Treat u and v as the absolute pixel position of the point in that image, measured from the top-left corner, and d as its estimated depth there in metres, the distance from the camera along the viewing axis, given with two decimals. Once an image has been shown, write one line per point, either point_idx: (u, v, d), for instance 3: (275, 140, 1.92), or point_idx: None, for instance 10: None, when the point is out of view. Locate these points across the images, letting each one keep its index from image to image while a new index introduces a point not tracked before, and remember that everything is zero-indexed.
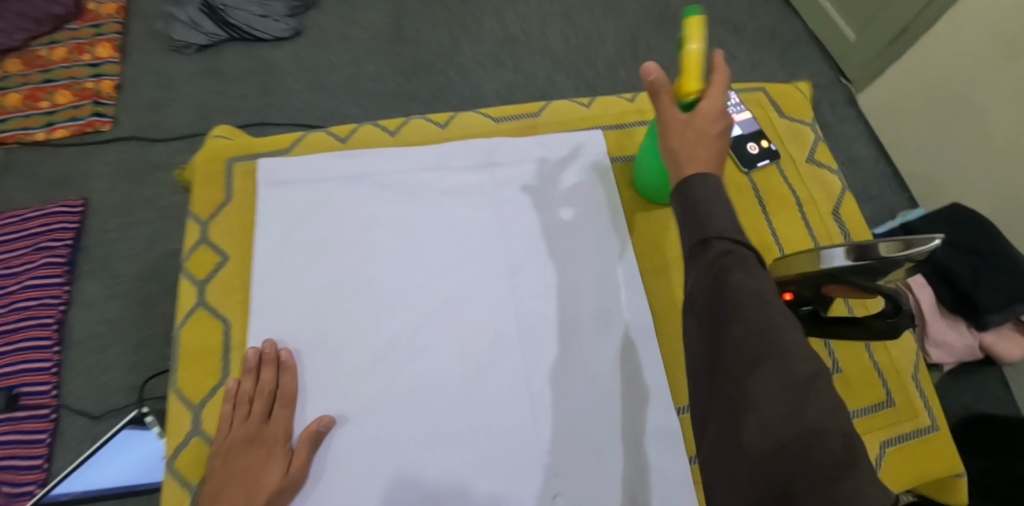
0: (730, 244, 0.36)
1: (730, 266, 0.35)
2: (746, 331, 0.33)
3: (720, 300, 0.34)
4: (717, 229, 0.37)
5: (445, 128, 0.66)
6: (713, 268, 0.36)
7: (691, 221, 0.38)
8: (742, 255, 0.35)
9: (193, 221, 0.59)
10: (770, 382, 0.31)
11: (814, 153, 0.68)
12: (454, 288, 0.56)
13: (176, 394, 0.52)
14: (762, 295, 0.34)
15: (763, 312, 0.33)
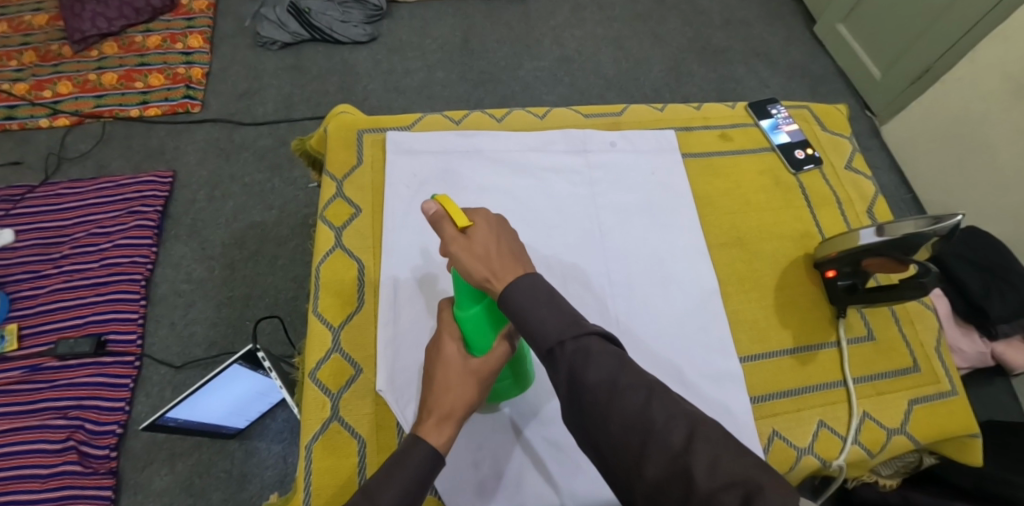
0: (573, 344, 0.41)
1: (582, 366, 0.40)
2: (626, 425, 0.38)
3: (586, 396, 0.40)
4: (564, 336, 0.41)
5: (544, 119, 0.77)
6: (570, 373, 0.41)
7: (529, 332, 0.43)
8: (588, 348, 0.41)
9: (329, 179, 0.70)
10: (654, 467, 0.37)
11: (852, 161, 0.79)
12: (551, 241, 0.67)
13: (318, 316, 0.62)
14: (612, 376, 0.40)
15: (619, 398, 0.39)
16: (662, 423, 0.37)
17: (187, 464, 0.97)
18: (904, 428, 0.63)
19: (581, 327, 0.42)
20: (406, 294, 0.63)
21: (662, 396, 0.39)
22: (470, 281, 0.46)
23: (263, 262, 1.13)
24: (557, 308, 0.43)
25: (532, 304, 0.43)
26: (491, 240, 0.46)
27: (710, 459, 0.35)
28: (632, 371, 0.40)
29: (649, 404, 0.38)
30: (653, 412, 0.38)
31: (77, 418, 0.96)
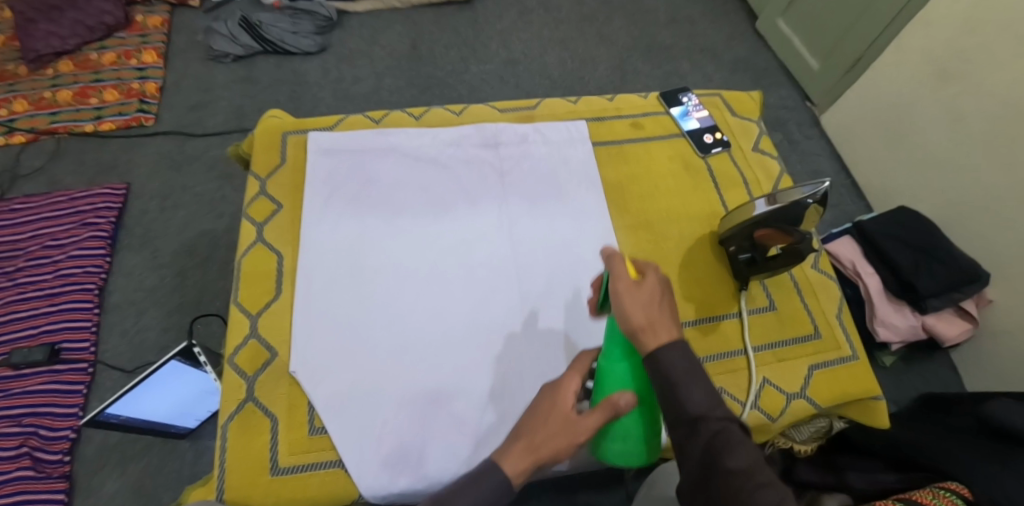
0: (716, 425, 0.45)
1: (721, 448, 0.44)
2: None
3: (719, 479, 0.43)
4: (710, 417, 0.46)
5: (460, 115, 0.81)
6: (706, 450, 0.44)
7: (675, 393, 0.47)
8: (731, 436, 0.45)
9: (253, 177, 0.73)
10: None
11: (760, 144, 0.83)
12: (464, 230, 0.71)
13: (238, 305, 0.65)
14: (748, 470, 0.43)
15: (752, 492, 0.41)
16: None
17: (137, 467, 0.99)
18: (803, 392, 0.66)
19: (722, 413, 0.46)
20: (321, 284, 0.66)
21: (792, 504, 0.41)
22: (623, 325, 0.50)
23: (215, 268, 1.16)
24: (706, 388, 0.47)
25: (688, 372, 0.47)
26: (658, 296, 0.51)
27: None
28: (766, 475, 0.43)
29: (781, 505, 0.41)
30: None
31: (30, 425, 0.99)
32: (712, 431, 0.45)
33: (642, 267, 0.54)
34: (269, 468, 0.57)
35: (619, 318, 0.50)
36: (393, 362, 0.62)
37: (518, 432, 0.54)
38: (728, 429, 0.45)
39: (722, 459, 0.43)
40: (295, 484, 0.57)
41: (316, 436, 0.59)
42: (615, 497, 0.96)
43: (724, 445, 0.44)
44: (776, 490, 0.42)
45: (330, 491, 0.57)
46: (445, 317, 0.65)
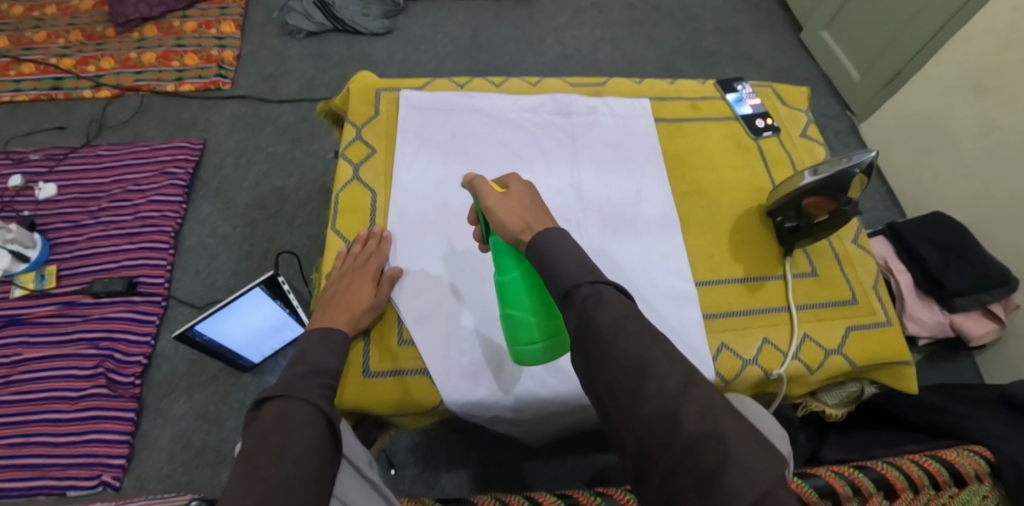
0: (588, 288, 0.48)
1: (594, 307, 0.46)
2: (626, 365, 0.43)
3: (594, 338, 0.45)
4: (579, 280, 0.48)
5: (535, 86, 0.89)
6: (582, 312, 0.47)
7: (554, 270, 0.50)
8: (598, 294, 0.47)
9: (350, 125, 0.82)
10: (650, 412, 0.41)
11: (807, 131, 0.90)
12: (538, 183, 0.79)
13: (336, 231, 0.73)
14: (618, 322, 0.45)
15: (631, 343, 0.44)
16: (658, 371, 0.42)
17: (203, 394, 1.08)
18: (841, 349, 0.72)
19: (595, 275, 0.49)
20: (413, 222, 0.74)
21: (661, 346, 0.44)
22: (508, 237, 0.55)
23: (282, 222, 1.25)
24: (577, 260, 0.50)
25: (562, 249, 0.51)
26: (524, 199, 0.57)
27: (701, 409, 0.40)
28: (639, 323, 0.46)
29: (650, 352, 0.43)
30: (652, 357, 0.43)
31: (107, 348, 1.08)
32: (583, 295, 0.47)
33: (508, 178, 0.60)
34: (362, 371, 0.64)
35: (494, 225, 0.57)
36: (472, 289, 0.70)
37: (335, 308, 0.64)
38: (599, 287, 0.48)
39: (599, 315, 0.46)
40: (384, 386, 0.64)
41: (404, 347, 0.66)
42: None
43: (599, 303, 0.47)
44: (647, 335, 0.45)
45: (415, 394, 0.64)
46: None
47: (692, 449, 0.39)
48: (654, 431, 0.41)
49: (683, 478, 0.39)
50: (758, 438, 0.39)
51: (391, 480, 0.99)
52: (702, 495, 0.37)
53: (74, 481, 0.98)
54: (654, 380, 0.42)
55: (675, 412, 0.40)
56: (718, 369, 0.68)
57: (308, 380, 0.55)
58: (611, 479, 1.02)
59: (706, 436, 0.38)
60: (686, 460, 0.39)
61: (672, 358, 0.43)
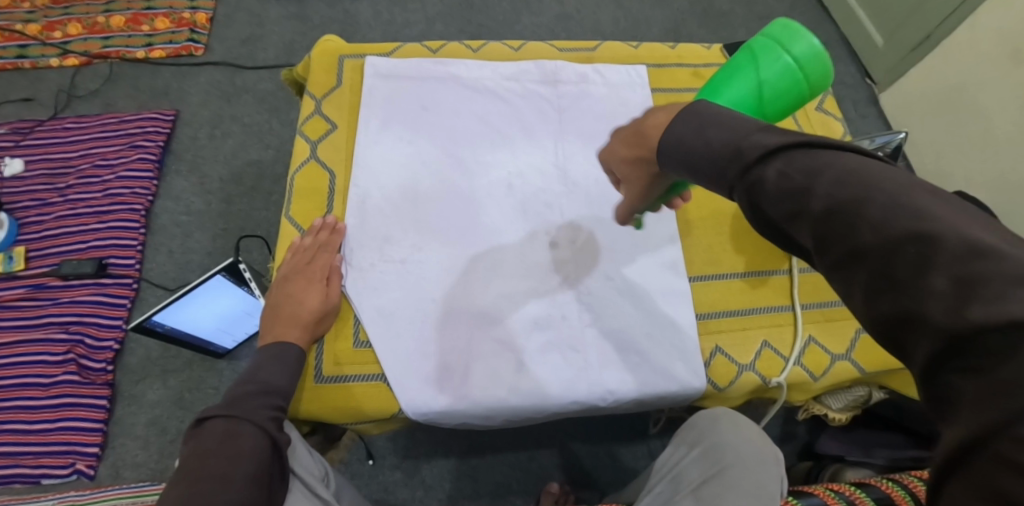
0: (742, 181, 0.34)
1: (760, 198, 0.33)
2: (848, 255, 0.28)
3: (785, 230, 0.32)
4: (733, 174, 0.35)
5: (518, 51, 0.80)
6: (754, 209, 0.34)
7: (693, 178, 0.38)
8: (763, 179, 0.33)
9: (309, 97, 0.74)
10: (883, 302, 0.26)
11: (823, 104, 0.80)
12: (518, 161, 0.70)
13: (289, 219, 0.66)
14: (798, 204, 0.30)
15: (843, 226, 0.28)
16: (877, 249, 0.26)
17: (177, 380, 1.04)
18: (849, 354, 0.64)
19: (745, 156, 0.34)
20: (373, 205, 0.66)
21: (884, 207, 0.27)
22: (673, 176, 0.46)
23: (259, 198, 1.18)
24: (722, 144, 0.36)
25: (705, 147, 0.37)
26: (626, 160, 0.45)
27: (958, 287, 0.23)
28: (849, 179, 0.29)
29: (861, 222, 0.27)
30: (867, 231, 0.27)
31: (77, 333, 1.04)
32: (747, 187, 0.34)
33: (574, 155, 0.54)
34: (314, 375, 0.58)
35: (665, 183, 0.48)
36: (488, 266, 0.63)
37: (283, 317, 0.57)
38: (752, 173, 0.34)
39: (771, 207, 0.32)
40: (339, 393, 0.58)
41: (362, 349, 0.59)
42: (639, 451, 0.99)
43: (762, 190, 0.33)
44: (854, 203, 0.28)
45: (370, 402, 0.58)
46: (500, 247, 0.65)
47: (955, 345, 0.22)
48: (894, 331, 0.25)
49: (951, 381, 0.23)
50: None
51: (368, 472, 0.95)
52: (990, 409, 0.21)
53: (47, 470, 0.95)
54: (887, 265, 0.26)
55: (916, 298, 0.24)
56: (710, 375, 0.61)
57: (256, 401, 0.50)
58: (598, 472, 0.97)
59: (977, 322, 0.22)
60: (957, 357, 0.23)
61: (897, 221, 0.26)
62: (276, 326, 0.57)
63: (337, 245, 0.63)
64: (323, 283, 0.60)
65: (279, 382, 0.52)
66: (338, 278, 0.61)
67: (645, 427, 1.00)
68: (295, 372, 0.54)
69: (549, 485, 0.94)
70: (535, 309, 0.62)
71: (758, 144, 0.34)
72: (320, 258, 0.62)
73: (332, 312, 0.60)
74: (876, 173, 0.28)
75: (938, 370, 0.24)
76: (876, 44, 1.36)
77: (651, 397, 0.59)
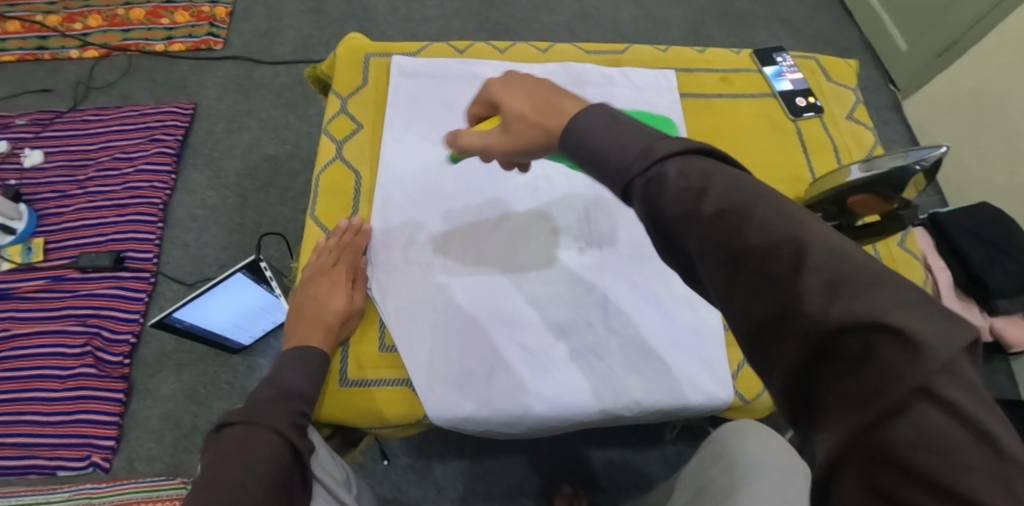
0: (643, 177, 0.34)
1: (657, 196, 0.33)
2: (734, 256, 0.29)
3: (672, 230, 0.32)
4: (635, 168, 0.34)
5: (545, 52, 0.79)
6: (646, 207, 0.34)
7: (597, 170, 0.37)
8: (662, 176, 0.33)
9: (334, 96, 0.73)
10: (759, 303, 0.28)
11: (854, 113, 0.79)
12: (544, 165, 0.69)
13: (314, 220, 0.65)
14: (693, 204, 0.31)
15: (739, 230, 0.29)
16: (759, 252, 0.28)
17: (192, 375, 1.04)
18: None
19: (654, 152, 0.34)
20: (398, 205, 0.65)
21: (770, 218, 0.29)
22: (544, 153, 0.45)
23: (275, 193, 1.18)
24: (629, 137, 0.36)
25: (615, 139, 0.36)
26: (526, 121, 0.44)
27: (827, 288, 0.25)
28: (737, 188, 0.31)
29: (747, 226, 0.29)
30: (756, 234, 0.29)
31: (94, 326, 1.04)
32: (645, 183, 0.34)
33: (475, 107, 0.52)
34: (338, 379, 0.58)
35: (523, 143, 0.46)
36: (485, 266, 0.63)
37: (308, 321, 0.57)
38: (655, 170, 0.34)
39: (665, 204, 0.32)
40: (363, 397, 0.57)
41: (387, 354, 0.59)
42: (653, 456, 0.98)
43: (661, 187, 0.33)
44: (739, 209, 0.30)
45: (394, 407, 0.57)
46: (523, 250, 0.64)
47: (822, 344, 0.25)
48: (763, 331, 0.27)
49: (822, 380, 0.25)
50: (939, 309, 0.23)
51: (383, 471, 0.95)
52: (857, 402, 0.23)
53: (63, 462, 0.96)
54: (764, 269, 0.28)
55: (794, 297, 0.26)
56: (736, 387, 0.60)
57: (279, 406, 0.50)
58: (612, 477, 0.97)
59: (843, 320, 0.24)
60: (827, 357, 0.25)
61: (780, 227, 0.28)
62: (301, 330, 0.57)
63: (362, 247, 0.62)
64: (347, 287, 0.59)
65: (302, 386, 0.52)
66: (363, 282, 0.60)
67: (660, 432, 0.99)
68: (318, 376, 0.54)
69: (562, 489, 0.93)
70: (552, 314, 0.61)
71: (669, 146, 0.34)
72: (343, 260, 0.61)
73: (357, 317, 0.59)
74: (761, 187, 0.31)
75: (814, 368, 0.25)
76: (900, 50, 1.34)
77: (666, 407, 0.58)
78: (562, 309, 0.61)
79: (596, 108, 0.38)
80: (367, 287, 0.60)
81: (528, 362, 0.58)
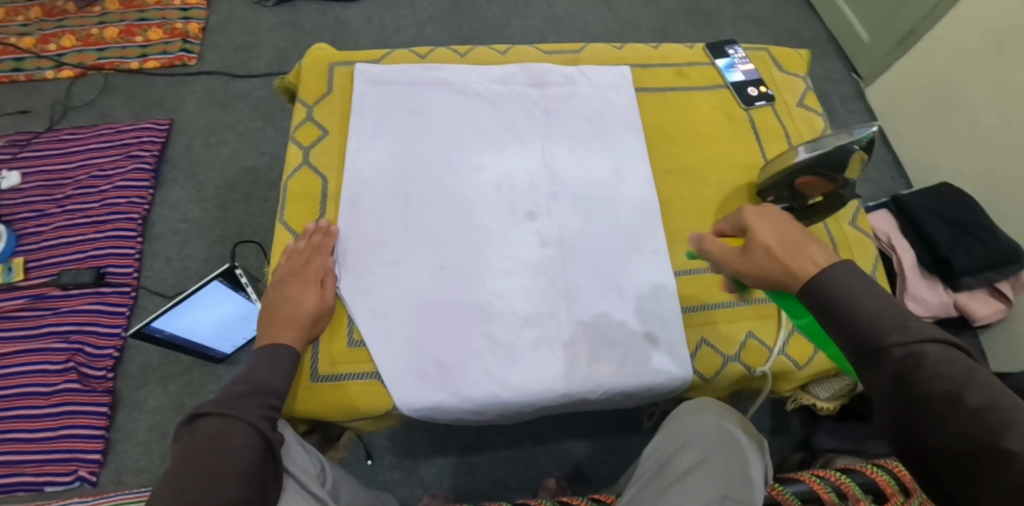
0: (902, 349, 0.38)
1: (915, 372, 0.37)
2: (982, 451, 0.33)
3: (915, 404, 0.37)
4: (892, 339, 0.39)
5: (505, 55, 0.82)
6: (895, 375, 0.38)
7: (839, 325, 0.41)
8: (923, 354, 0.38)
9: (301, 104, 0.75)
10: (999, 499, 0.32)
11: (805, 100, 0.82)
12: (505, 163, 0.72)
13: (283, 224, 0.67)
14: (955, 391, 0.36)
15: (995, 432, 0.33)
16: (1016, 455, 0.32)
17: (177, 386, 1.05)
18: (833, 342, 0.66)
19: (915, 333, 0.39)
20: (365, 207, 0.67)
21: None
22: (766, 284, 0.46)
23: (255, 203, 1.20)
24: (889, 307, 0.40)
25: (877, 308, 0.40)
26: (767, 250, 0.46)
27: None
28: (992, 386, 0.35)
29: (1007, 431, 0.33)
30: (1012, 441, 0.32)
31: (77, 342, 1.05)
32: (898, 357, 0.38)
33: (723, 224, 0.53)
34: (310, 375, 0.60)
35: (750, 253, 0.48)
36: (455, 261, 0.65)
37: (279, 320, 0.58)
38: (914, 347, 0.38)
39: (918, 383, 0.37)
40: (334, 391, 0.59)
41: (356, 349, 0.61)
42: (634, 445, 1.00)
43: (917, 365, 0.37)
44: (1000, 414, 0.33)
45: (366, 399, 0.59)
46: (488, 248, 0.66)
47: None
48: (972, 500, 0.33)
49: None
50: None
51: (368, 471, 0.96)
52: None
53: (50, 477, 0.97)
54: (1013, 474, 0.31)
55: None
56: (696, 367, 0.63)
57: (251, 400, 0.51)
58: (595, 468, 0.99)
59: None
60: None
61: None
62: (272, 329, 0.58)
63: (330, 247, 0.64)
64: (315, 285, 0.61)
65: (274, 379, 0.54)
66: (332, 281, 0.62)
67: (640, 422, 1.02)
68: (290, 370, 0.56)
69: (546, 482, 0.95)
70: (521, 310, 0.63)
71: (924, 327, 0.39)
72: (312, 260, 0.63)
73: (328, 313, 0.61)
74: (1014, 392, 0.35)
75: None
76: (862, 40, 1.38)
77: (635, 389, 0.61)
78: (528, 302, 0.63)
79: (854, 268, 0.42)
80: (336, 285, 0.62)
81: (496, 354, 0.60)
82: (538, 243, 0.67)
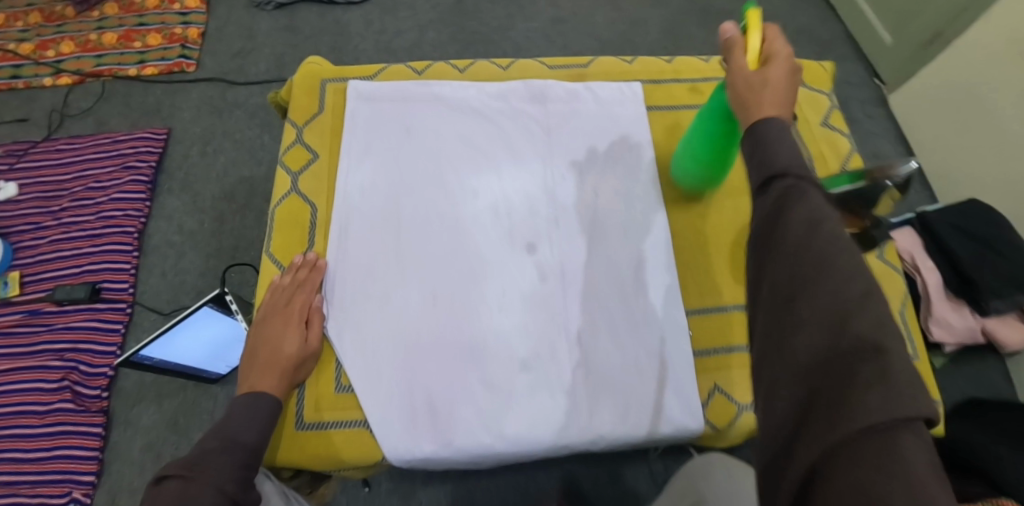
0: (794, 180, 0.38)
1: (793, 199, 0.37)
2: (812, 275, 0.34)
3: (777, 231, 0.37)
4: (793, 171, 0.38)
5: (506, 70, 0.77)
6: (776, 202, 0.38)
7: (761, 155, 0.41)
8: (806, 191, 0.37)
9: (290, 124, 0.71)
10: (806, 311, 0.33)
11: (829, 118, 0.76)
12: (502, 187, 0.67)
13: (269, 256, 0.64)
14: (815, 228, 0.35)
15: (829, 261, 0.34)
16: (845, 286, 0.33)
17: (172, 406, 1.03)
18: None
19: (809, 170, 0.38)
20: (353, 236, 0.63)
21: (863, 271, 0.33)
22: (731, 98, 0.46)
23: (251, 216, 1.17)
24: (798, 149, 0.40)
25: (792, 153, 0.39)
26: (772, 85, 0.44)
27: (870, 337, 0.30)
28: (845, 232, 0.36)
29: (845, 269, 0.33)
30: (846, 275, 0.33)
31: (72, 360, 1.03)
32: (785, 184, 0.38)
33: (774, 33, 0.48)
34: (295, 421, 0.56)
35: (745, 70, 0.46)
36: (448, 296, 0.61)
37: (260, 365, 0.55)
38: (805, 184, 0.38)
39: (793, 210, 0.36)
40: (320, 440, 0.56)
41: (343, 394, 0.57)
42: (641, 473, 0.96)
43: (802, 198, 0.37)
44: (846, 252, 0.34)
45: (352, 450, 0.55)
46: (483, 281, 0.62)
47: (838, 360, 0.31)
48: (807, 500, 0.29)
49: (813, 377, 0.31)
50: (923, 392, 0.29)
51: (364, 498, 0.93)
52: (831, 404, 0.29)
53: (44, 500, 0.95)
54: (827, 292, 0.33)
55: (839, 325, 0.31)
56: (707, 416, 0.59)
57: (223, 459, 0.48)
58: (599, 498, 0.95)
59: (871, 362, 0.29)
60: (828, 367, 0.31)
61: (859, 276, 0.33)
62: (253, 375, 0.55)
63: (317, 283, 0.60)
64: (298, 326, 0.57)
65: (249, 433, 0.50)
66: (318, 320, 0.58)
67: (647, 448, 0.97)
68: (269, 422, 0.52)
69: None
70: (517, 349, 0.59)
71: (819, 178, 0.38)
72: (296, 297, 0.59)
73: (314, 356, 0.57)
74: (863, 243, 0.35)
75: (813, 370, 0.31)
76: (886, 43, 1.31)
77: (641, 439, 0.56)
78: (524, 342, 0.59)
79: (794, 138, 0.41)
80: (323, 325, 0.58)
81: (488, 399, 0.56)
82: (537, 275, 0.62)
